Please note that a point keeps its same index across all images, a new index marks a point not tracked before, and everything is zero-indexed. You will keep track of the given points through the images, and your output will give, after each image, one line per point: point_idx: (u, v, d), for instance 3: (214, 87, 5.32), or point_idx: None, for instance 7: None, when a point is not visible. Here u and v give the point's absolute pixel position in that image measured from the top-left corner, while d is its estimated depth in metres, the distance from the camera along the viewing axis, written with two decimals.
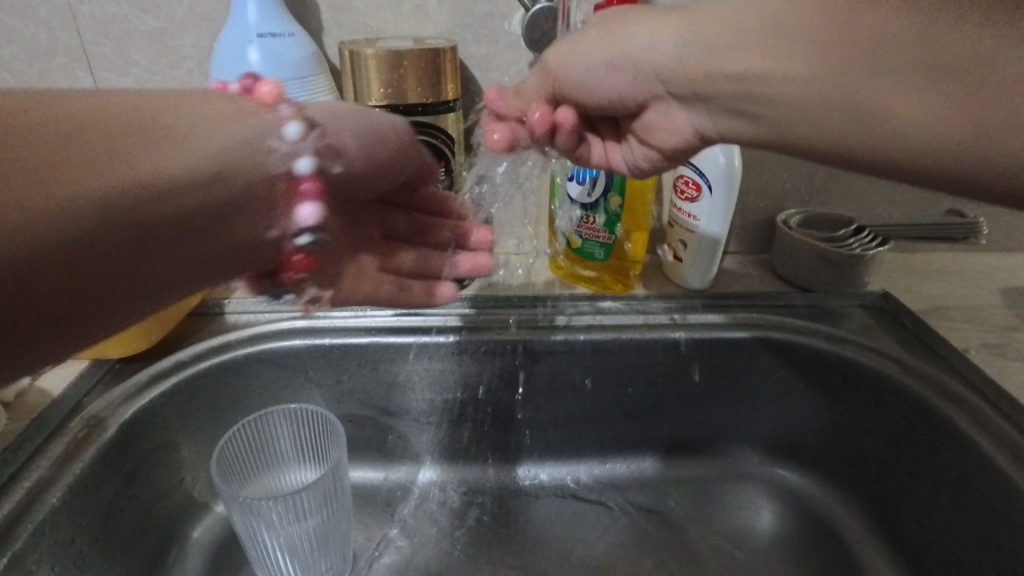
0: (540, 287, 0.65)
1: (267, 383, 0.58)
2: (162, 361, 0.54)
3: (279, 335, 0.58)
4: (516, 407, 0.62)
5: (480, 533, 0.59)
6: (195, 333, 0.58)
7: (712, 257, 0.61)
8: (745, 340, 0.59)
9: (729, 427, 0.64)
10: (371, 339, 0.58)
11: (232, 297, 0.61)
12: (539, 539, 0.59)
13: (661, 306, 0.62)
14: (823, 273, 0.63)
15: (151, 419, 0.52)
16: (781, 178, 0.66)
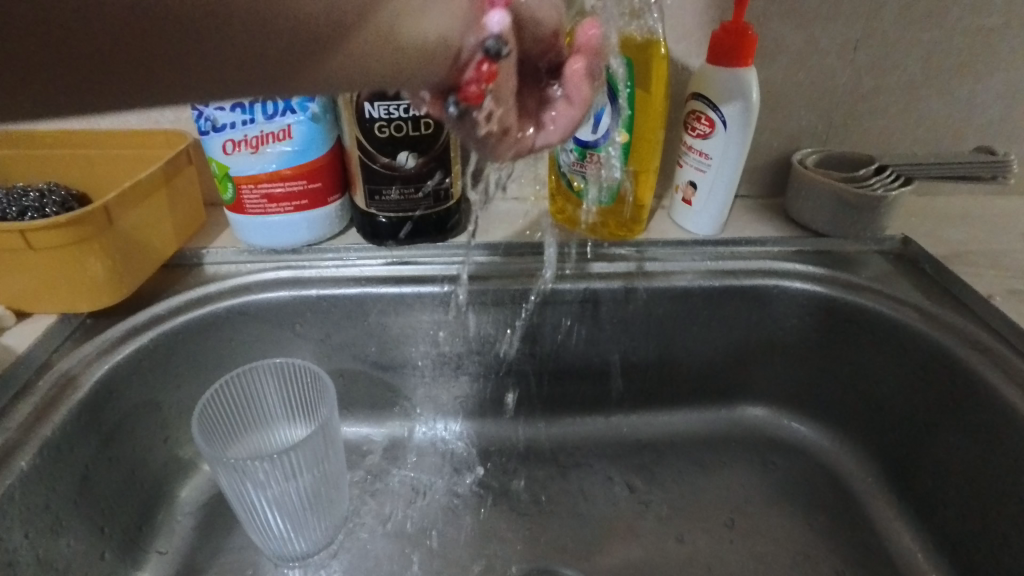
0: (540, 233, 0.61)
1: (253, 338, 0.55)
2: (136, 315, 0.51)
3: (262, 287, 0.54)
4: (516, 360, 0.59)
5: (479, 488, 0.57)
6: (172, 285, 0.54)
7: (723, 197, 0.57)
8: (757, 289, 0.56)
9: (736, 379, 0.62)
10: (361, 290, 0.54)
11: (209, 247, 0.57)
12: (541, 493, 0.57)
13: (669, 254, 0.59)
14: (842, 218, 0.59)
15: (127, 377, 0.48)
16: (798, 115, 0.61)
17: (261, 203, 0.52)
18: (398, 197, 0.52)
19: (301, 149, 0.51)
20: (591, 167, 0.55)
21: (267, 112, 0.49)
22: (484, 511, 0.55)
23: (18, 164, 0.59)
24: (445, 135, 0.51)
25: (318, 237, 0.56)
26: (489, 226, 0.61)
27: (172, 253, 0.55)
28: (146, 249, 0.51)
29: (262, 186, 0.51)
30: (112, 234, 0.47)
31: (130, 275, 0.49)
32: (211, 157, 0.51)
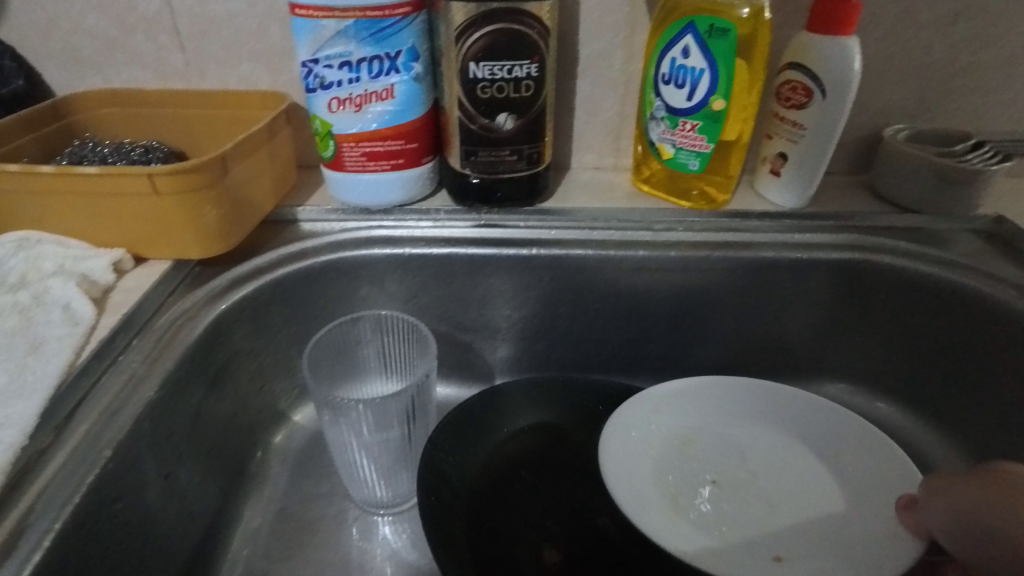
0: (622, 199, 0.61)
1: (345, 292, 0.57)
2: (241, 266, 0.53)
3: (359, 245, 0.56)
4: (594, 328, 0.60)
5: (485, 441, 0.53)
6: (270, 241, 0.56)
7: (815, 171, 0.56)
8: (844, 262, 0.56)
9: (812, 356, 0.61)
10: (451, 250, 0.56)
11: (305, 203, 0.59)
12: (561, 502, 0.51)
13: (758, 224, 0.58)
14: (934, 192, 0.57)
15: (233, 324, 0.51)
16: (890, 90, 0.60)
17: (360, 161, 0.54)
18: (492, 158, 0.53)
19: (402, 109, 0.52)
20: (682, 134, 0.55)
21: (372, 71, 0.50)
22: (457, 494, 0.49)
23: (122, 120, 0.62)
24: (543, 98, 0.52)
25: (409, 196, 0.57)
26: (573, 193, 0.62)
27: (270, 208, 0.57)
28: (253, 201, 0.53)
29: (362, 145, 0.53)
30: (227, 183, 0.49)
31: (238, 225, 0.52)
32: (316, 115, 0.52)
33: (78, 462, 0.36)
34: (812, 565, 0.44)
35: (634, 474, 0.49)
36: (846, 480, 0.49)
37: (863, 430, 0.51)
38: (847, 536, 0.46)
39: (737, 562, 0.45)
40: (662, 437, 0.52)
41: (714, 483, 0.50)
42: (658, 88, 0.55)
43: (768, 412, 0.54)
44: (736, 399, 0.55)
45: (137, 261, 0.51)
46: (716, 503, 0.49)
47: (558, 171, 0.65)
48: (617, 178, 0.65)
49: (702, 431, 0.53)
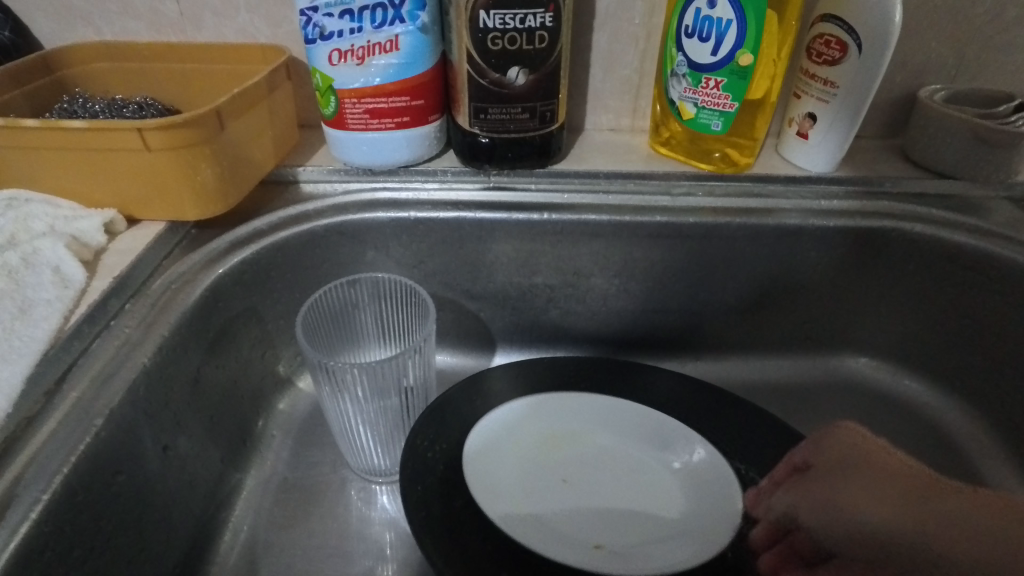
0: (639, 162, 0.58)
1: (349, 257, 0.55)
2: (239, 228, 0.51)
3: (363, 207, 0.54)
4: (606, 296, 0.57)
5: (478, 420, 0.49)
6: (270, 203, 0.54)
7: (846, 133, 0.53)
8: (872, 230, 0.53)
9: (834, 328, 0.59)
10: (459, 215, 0.53)
11: (306, 163, 0.56)
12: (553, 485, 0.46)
13: (781, 190, 0.55)
14: (972, 155, 0.54)
15: (232, 289, 0.49)
16: (929, 46, 0.56)
17: (363, 119, 0.51)
18: (503, 116, 0.50)
19: (407, 62, 0.49)
20: (705, 92, 0.52)
21: (376, 20, 0.47)
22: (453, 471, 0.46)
23: (114, 75, 0.59)
24: (559, 51, 0.49)
25: (415, 157, 0.55)
26: (586, 155, 0.59)
27: (270, 169, 0.55)
28: (251, 160, 0.51)
29: (366, 101, 0.50)
30: (224, 140, 0.46)
31: (235, 185, 0.49)
32: (317, 68, 0.49)
33: (69, 431, 0.35)
34: (623, 562, 0.41)
35: (495, 460, 0.47)
36: (700, 499, 0.45)
37: (714, 460, 0.47)
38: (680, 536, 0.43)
39: (547, 537, 0.42)
40: (531, 437, 0.49)
41: (568, 480, 0.47)
42: (681, 42, 0.51)
43: (613, 424, 0.51)
44: (620, 412, 0.51)
45: (131, 223, 0.49)
46: (562, 504, 0.45)
47: (571, 133, 0.62)
48: (634, 140, 0.61)
49: (574, 432, 0.50)
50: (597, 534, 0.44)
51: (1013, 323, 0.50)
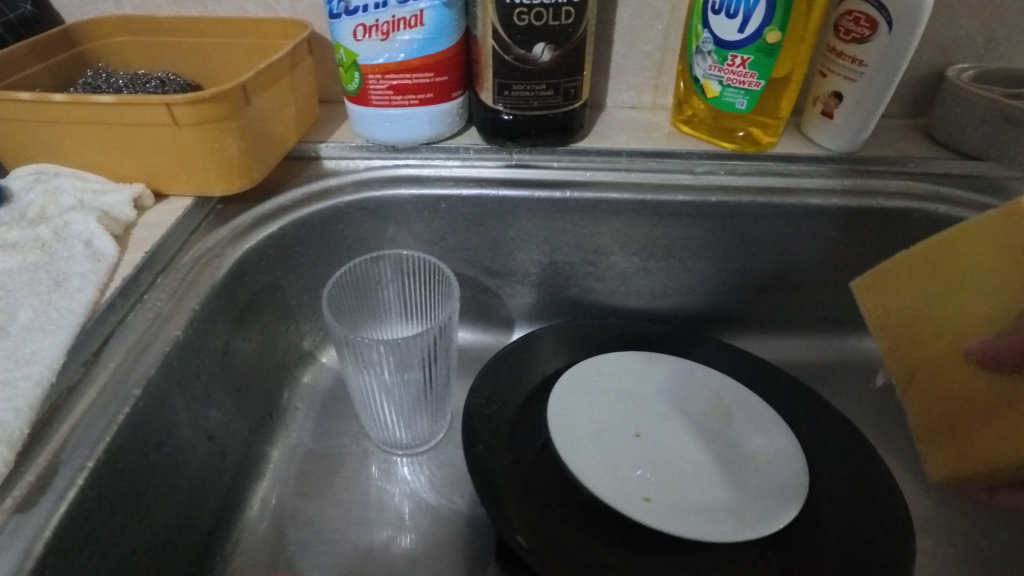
0: (661, 140, 0.58)
1: (370, 234, 0.55)
2: (264, 204, 0.51)
3: (385, 184, 0.54)
4: (626, 275, 0.58)
5: (514, 404, 0.50)
6: (293, 178, 0.54)
7: (872, 112, 0.52)
8: (896, 210, 0.53)
9: (853, 309, 0.59)
10: (482, 191, 0.53)
11: (327, 140, 0.57)
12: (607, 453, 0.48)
13: (804, 169, 0.55)
14: (1000, 137, 0.54)
15: (258, 263, 0.49)
16: (958, 25, 0.55)
17: (386, 96, 0.51)
18: (526, 93, 0.50)
19: (431, 38, 0.49)
20: (731, 70, 0.51)
21: None
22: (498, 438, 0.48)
23: (135, 49, 0.59)
24: (584, 26, 0.48)
25: (437, 134, 0.55)
26: (608, 132, 0.59)
27: (293, 144, 0.55)
28: (274, 136, 0.51)
29: (389, 77, 0.50)
30: (250, 115, 0.47)
31: (260, 161, 0.49)
32: (340, 43, 0.49)
33: (108, 400, 0.35)
34: (670, 515, 0.43)
35: (575, 407, 0.50)
36: (767, 482, 0.46)
37: (790, 454, 0.48)
38: (737, 504, 0.44)
39: (614, 480, 0.45)
40: (617, 392, 0.52)
41: (641, 433, 0.49)
42: (707, 18, 0.51)
43: (706, 398, 0.52)
44: (708, 387, 0.53)
45: (158, 197, 0.49)
46: (631, 450, 0.48)
47: (592, 110, 0.62)
48: (655, 118, 0.61)
49: (656, 400, 0.52)
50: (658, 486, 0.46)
51: None
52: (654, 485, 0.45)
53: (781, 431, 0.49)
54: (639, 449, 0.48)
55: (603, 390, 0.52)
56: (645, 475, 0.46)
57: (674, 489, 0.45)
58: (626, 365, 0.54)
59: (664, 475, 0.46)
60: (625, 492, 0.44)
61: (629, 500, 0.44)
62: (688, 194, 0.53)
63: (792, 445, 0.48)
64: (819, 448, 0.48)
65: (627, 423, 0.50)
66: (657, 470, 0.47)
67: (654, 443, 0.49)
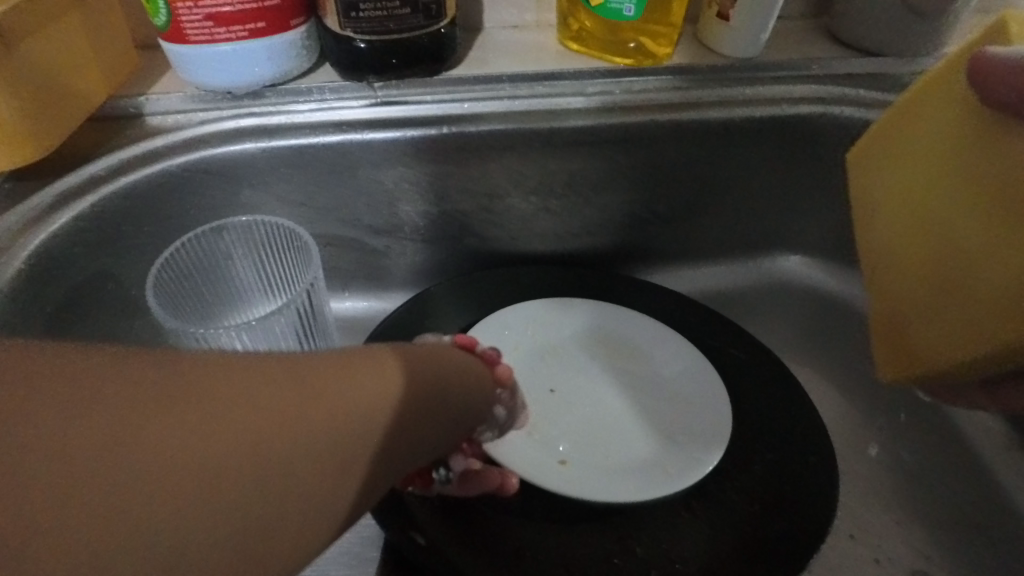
0: (548, 61, 0.51)
1: (219, 201, 0.46)
2: (69, 177, 0.41)
3: (225, 139, 0.45)
4: (526, 218, 0.52)
5: None
6: (109, 142, 0.44)
7: (768, 11, 0.48)
8: (802, 117, 0.49)
9: (768, 229, 0.56)
10: (344, 138, 0.45)
11: (149, 92, 0.47)
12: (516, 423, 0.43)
13: (704, 80, 0.50)
14: (901, 29, 0.50)
15: (69, 250, 0.40)
16: None
17: (207, 29, 0.42)
18: (378, 13, 0.42)
19: None
20: None
21: None
22: None
23: None
24: None
25: (283, 73, 0.46)
26: (488, 56, 0.51)
27: (102, 99, 0.45)
28: (68, 90, 0.41)
29: (204, 3, 0.40)
30: (20, 64, 0.37)
31: (51, 122, 0.40)
32: None
33: None
34: (594, 475, 0.40)
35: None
36: (689, 422, 0.43)
37: (714, 396, 0.44)
38: (660, 450, 0.42)
39: (534, 445, 0.41)
40: (532, 342, 0.48)
41: (557, 390, 0.46)
42: None
43: (621, 335, 0.49)
44: (623, 317, 0.50)
45: None
46: (549, 410, 0.44)
47: (471, 32, 0.54)
48: (542, 36, 0.54)
49: (571, 349, 0.48)
50: (577, 442, 0.42)
51: None
52: (575, 445, 0.42)
53: (705, 371, 0.46)
54: (557, 406, 0.44)
55: (517, 342, 0.48)
56: (565, 433, 0.43)
57: (595, 446, 0.42)
58: (539, 315, 0.49)
59: (584, 432, 0.43)
60: (545, 459, 0.40)
61: (548, 461, 0.40)
62: (581, 119, 0.47)
63: (715, 386, 0.45)
64: (740, 382, 0.45)
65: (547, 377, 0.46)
66: (577, 428, 0.43)
67: (573, 398, 0.45)
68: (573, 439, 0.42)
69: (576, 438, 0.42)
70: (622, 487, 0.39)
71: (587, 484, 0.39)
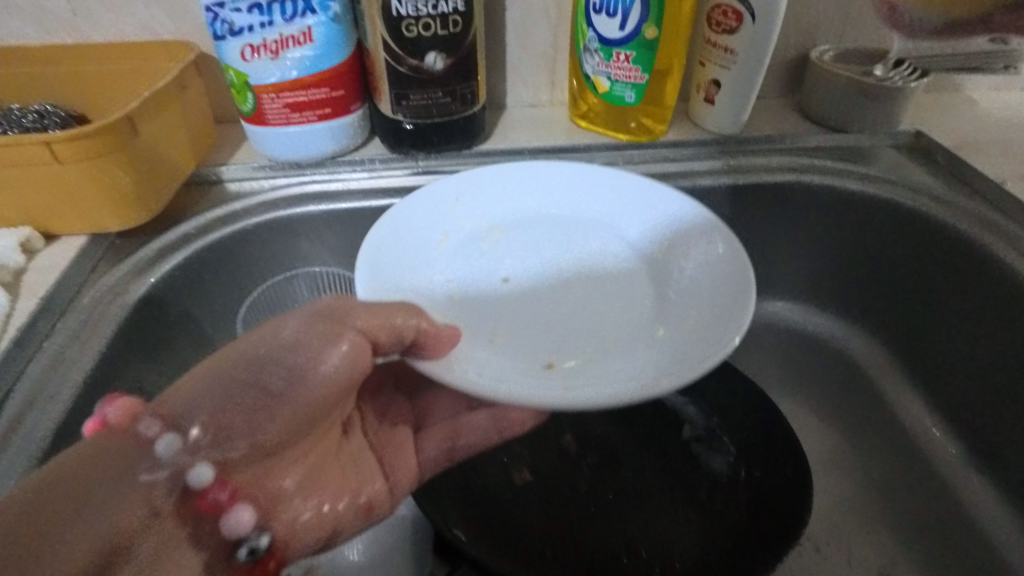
0: (561, 136, 0.60)
1: (284, 252, 0.55)
2: (166, 234, 0.50)
3: (292, 202, 0.54)
4: None
5: None
6: (196, 204, 0.53)
7: (746, 98, 0.57)
8: (779, 183, 0.57)
9: (752, 275, 0.64)
10: (392, 201, 0.54)
11: (228, 161, 0.55)
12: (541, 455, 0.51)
13: (693, 152, 0.59)
14: (859, 110, 0.59)
15: (165, 295, 0.48)
16: (816, 9, 0.61)
17: (284, 113, 0.51)
18: (424, 101, 0.51)
19: (322, 53, 0.49)
20: (617, 65, 0.54)
21: (286, 12, 0.46)
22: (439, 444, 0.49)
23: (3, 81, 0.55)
24: (473, 34, 0.50)
25: (341, 147, 0.55)
26: (511, 131, 0.61)
27: (192, 169, 0.54)
28: (169, 162, 0.50)
29: (284, 94, 0.49)
30: (140, 145, 0.45)
31: (156, 189, 0.48)
32: (229, 64, 0.48)
33: (17, 454, 0.34)
34: (585, 374, 0.38)
35: (417, 249, 0.45)
36: (653, 298, 0.44)
37: (708, 262, 0.44)
38: (641, 341, 0.42)
39: (495, 350, 0.40)
40: (507, 219, 0.50)
41: (510, 278, 0.46)
42: (590, 18, 0.53)
43: (575, 203, 0.51)
44: (586, 180, 0.52)
45: (49, 238, 0.47)
46: (501, 302, 0.44)
47: (495, 109, 0.64)
48: (554, 113, 0.64)
49: (517, 226, 0.49)
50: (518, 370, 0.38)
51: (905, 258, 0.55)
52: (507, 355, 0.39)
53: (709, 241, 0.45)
54: (535, 305, 0.44)
55: (496, 226, 0.49)
56: (527, 329, 0.42)
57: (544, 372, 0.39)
58: (502, 180, 0.51)
59: (541, 330, 0.42)
60: (498, 363, 0.38)
61: (500, 355, 0.39)
62: None
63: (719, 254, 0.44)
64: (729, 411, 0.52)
65: (515, 259, 0.47)
66: (540, 331, 0.42)
67: (545, 291, 0.45)
68: (530, 334, 0.42)
69: (514, 375, 0.37)
70: (644, 373, 0.38)
71: (573, 381, 0.37)
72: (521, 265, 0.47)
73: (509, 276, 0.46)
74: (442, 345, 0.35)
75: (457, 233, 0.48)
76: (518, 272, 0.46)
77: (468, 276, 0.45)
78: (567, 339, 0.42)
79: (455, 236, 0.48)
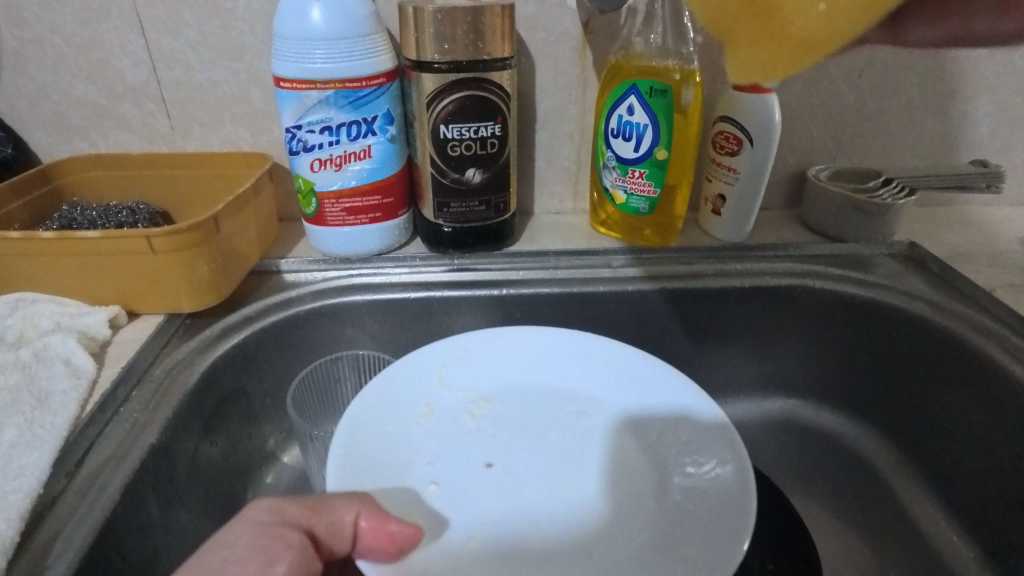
0: (582, 239, 0.67)
1: (330, 337, 0.61)
2: (229, 317, 0.56)
3: (341, 292, 0.60)
4: None
5: None
6: (257, 291, 0.60)
7: (749, 210, 0.64)
8: (784, 287, 0.62)
9: (763, 373, 0.67)
10: (429, 293, 0.60)
11: (287, 255, 0.63)
12: None
13: (703, 257, 0.65)
14: (855, 222, 0.65)
15: (224, 370, 0.54)
16: (810, 134, 0.68)
17: (341, 216, 0.58)
18: (462, 208, 0.59)
19: (378, 167, 0.57)
20: (632, 181, 0.61)
21: (351, 133, 0.55)
22: None
23: (107, 183, 0.65)
24: (507, 152, 0.58)
25: (387, 245, 0.62)
26: (537, 234, 0.68)
27: (256, 260, 0.61)
28: (240, 254, 0.57)
29: (343, 200, 0.57)
30: (219, 240, 0.53)
31: (227, 277, 0.55)
32: (299, 174, 0.57)
33: (91, 505, 0.39)
34: None
35: (398, 428, 0.46)
36: (649, 486, 0.43)
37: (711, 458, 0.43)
38: (624, 562, 0.39)
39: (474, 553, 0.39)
40: (495, 393, 0.51)
41: (493, 463, 0.45)
42: (609, 141, 0.61)
43: (567, 376, 0.52)
44: (578, 350, 0.53)
45: (132, 316, 0.54)
46: (482, 487, 0.43)
47: (523, 215, 0.71)
48: (577, 220, 0.71)
49: (505, 398, 0.50)
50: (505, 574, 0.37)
51: (909, 361, 0.59)
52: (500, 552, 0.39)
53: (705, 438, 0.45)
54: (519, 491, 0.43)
55: (482, 398, 0.50)
56: (513, 523, 0.41)
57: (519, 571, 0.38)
58: (493, 348, 0.53)
59: (530, 527, 0.41)
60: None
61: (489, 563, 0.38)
62: (609, 286, 0.62)
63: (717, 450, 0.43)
64: None
65: (504, 437, 0.47)
66: (531, 529, 0.41)
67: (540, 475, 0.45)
68: (515, 525, 0.41)
69: None
70: None
71: None
72: (511, 447, 0.47)
73: (497, 459, 0.46)
74: (396, 547, 0.36)
75: (444, 411, 0.49)
76: (504, 452, 0.46)
77: (452, 456, 0.45)
78: (555, 537, 0.41)
79: (440, 413, 0.48)
